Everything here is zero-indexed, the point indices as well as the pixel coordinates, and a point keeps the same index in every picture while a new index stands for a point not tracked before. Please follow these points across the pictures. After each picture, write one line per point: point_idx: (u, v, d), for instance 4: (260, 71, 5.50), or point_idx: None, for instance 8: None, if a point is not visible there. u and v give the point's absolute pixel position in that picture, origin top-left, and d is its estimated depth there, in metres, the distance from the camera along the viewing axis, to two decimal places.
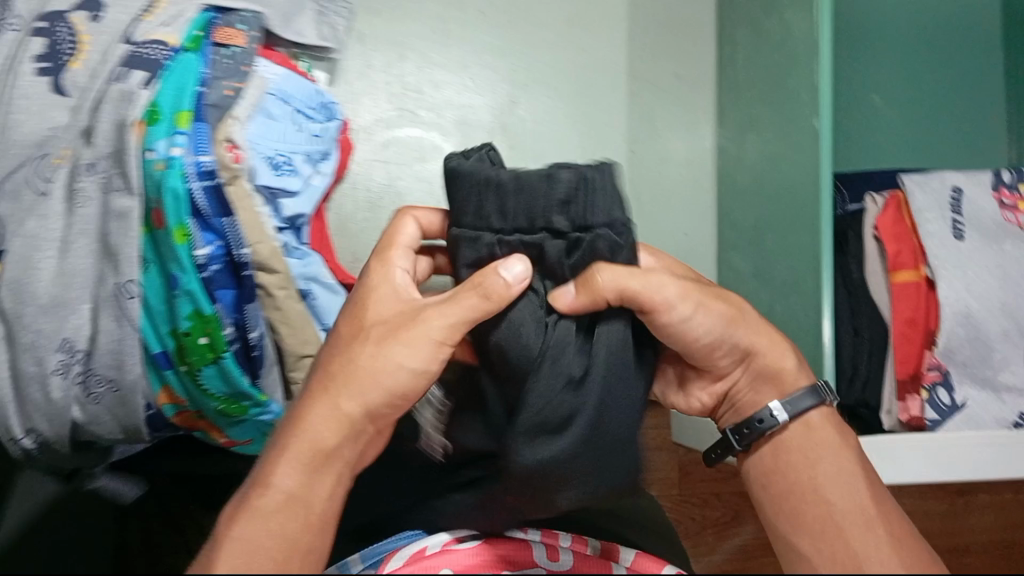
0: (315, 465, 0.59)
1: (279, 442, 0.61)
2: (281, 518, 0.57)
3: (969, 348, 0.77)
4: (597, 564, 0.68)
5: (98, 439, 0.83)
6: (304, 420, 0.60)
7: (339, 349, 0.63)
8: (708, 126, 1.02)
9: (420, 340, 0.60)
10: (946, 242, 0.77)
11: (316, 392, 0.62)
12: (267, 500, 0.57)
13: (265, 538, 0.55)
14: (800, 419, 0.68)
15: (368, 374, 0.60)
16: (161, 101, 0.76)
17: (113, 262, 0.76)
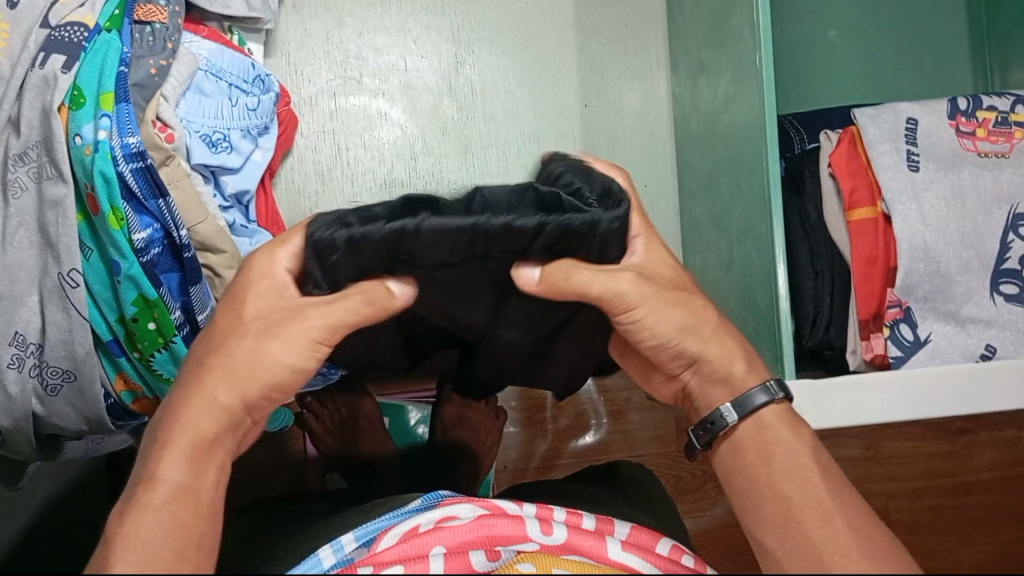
0: (197, 455, 0.49)
1: (155, 435, 0.50)
2: (175, 513, 0.47)
3: (929, 282, 0.77)
4: (591, 536, 0.65)
5: (63, 431, 0.85)
6: (181, 413, 0.50)
7: (211, 342, 0.52)
8: (661, 73, 1.02)
9: (299, 336, 0.50)
10: (900, 175, 0.78)
11: (190, 382, 0.52)
12: (154, 494, 0.47)
13: (150, 539, 0.45)
14: (750, 419, 0.56)
15: (243, 365, 0.51)
16: (84, 84, 0.73)
17: (54, 252, 0.75)
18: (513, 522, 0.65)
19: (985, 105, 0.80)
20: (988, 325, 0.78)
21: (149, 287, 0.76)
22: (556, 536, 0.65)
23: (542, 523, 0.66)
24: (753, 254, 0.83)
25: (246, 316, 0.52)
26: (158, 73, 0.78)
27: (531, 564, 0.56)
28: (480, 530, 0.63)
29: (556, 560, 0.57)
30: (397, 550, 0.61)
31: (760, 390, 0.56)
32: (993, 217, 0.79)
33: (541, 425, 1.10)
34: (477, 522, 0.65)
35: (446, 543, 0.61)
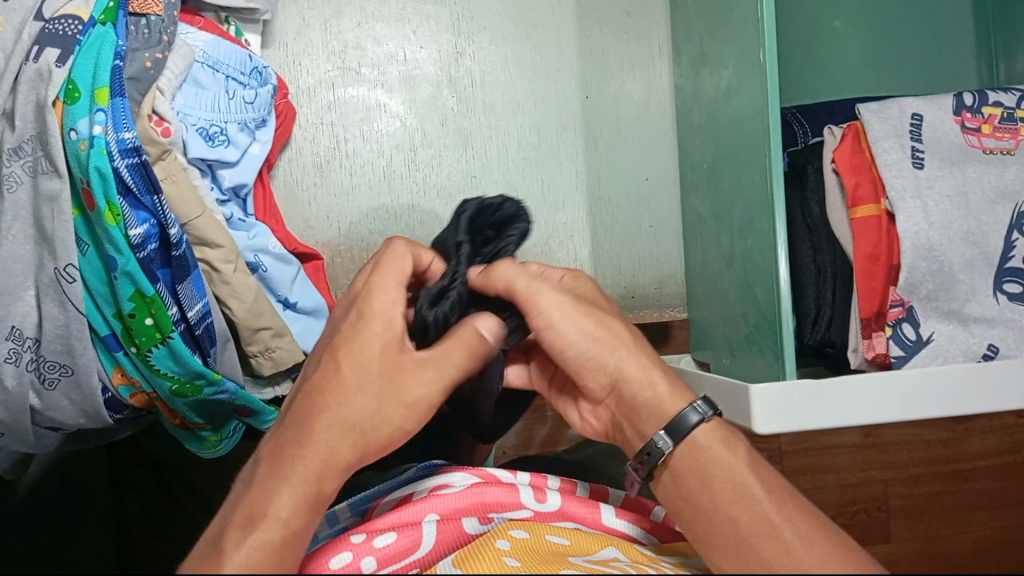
0: (307, 503, 0.47)
1: (260, 474, 0.48)
2: (273, 554, 0.45)
3: (932, 281, 0.77)
4: (585, 504, 0.67)
5: (61, 425, 0.85)
6: (289, 456, 0.48)
7: (317, 391, 0.50)
8: (662, 64, 1.00)
9: (419, 406, 0.52)
10: (904, 171, 0.77)
11: (292, 424, 0.49)
12: (262, 531, 0.45)
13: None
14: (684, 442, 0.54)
15: (344, 412, 0.50)
16: (79, 78, 0.72)
17: (50, 246, 0.75)
18: (507, 489, 0.66)
19: (991, 100, 0.80)
20: (991, 324, 0.77)
21: (146, 282, 0.75)
22: (550, 503, 0.66)
23: (535, 489, 0.67)
24: (754, 250, 0.83)
25: (348, 373, 0.51)
26: (154, 67, 0.77)
27: (525, 531, 0.59)
28: (473, 497, 0.64)
29: (550, 528, 0.60)
30: (390, 516, 0.61)
31: (688, 413, 0.54)
32: (997, 214, 0.78)
33: (542, 412, 1.10)
34: (470, 489, 0.65)
35: (440, 511, 0.62)
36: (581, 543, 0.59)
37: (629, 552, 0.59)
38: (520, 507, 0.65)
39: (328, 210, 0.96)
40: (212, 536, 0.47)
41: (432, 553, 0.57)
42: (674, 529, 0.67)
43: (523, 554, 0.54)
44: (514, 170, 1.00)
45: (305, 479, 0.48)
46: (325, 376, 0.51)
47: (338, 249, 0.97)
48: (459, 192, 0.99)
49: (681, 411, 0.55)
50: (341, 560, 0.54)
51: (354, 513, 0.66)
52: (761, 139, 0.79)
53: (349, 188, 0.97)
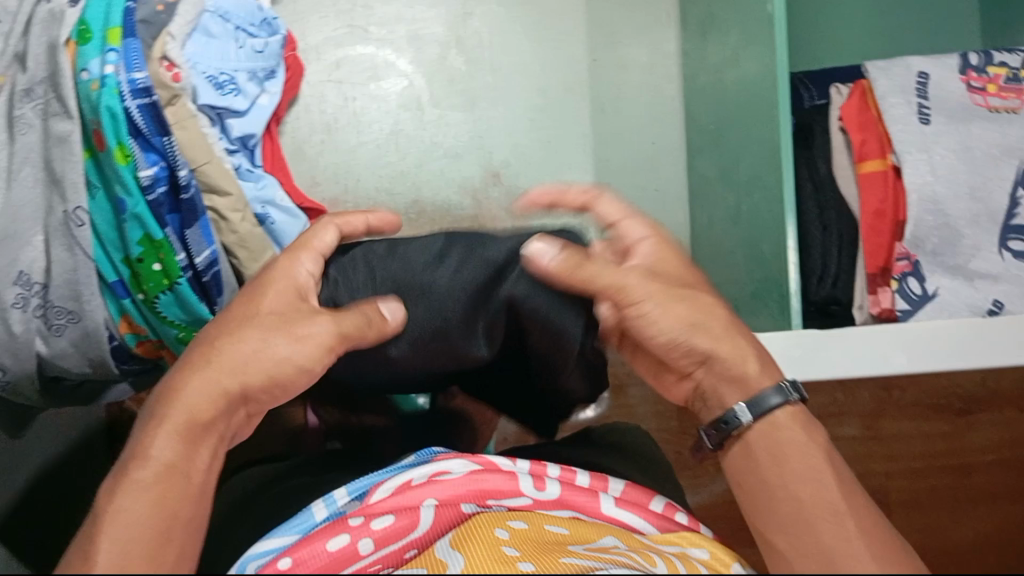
0: (190, 440, 0.47)
1: (144, 416, 0.49)
2: (166, 484, 0.45)
3: (938, 235, 0.77)
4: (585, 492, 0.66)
5: (66, 375, 0.85)
6: (175, 391, 0.49)
7: (221, 327, 0.53)
8: (669, 31, 1.01)
9: (308, 335, 0.52)
10: (910, 127, 0.78)
11: (187, 364, 0.51)
12: (142, 472, 0.45)
13: (138, 509, 0.43)
14: (762, 422, 0.53)
15: (246, 355, 0.51)
16: (91, 19, 0.73)
17: (60, 189, 0.75)
18: (506, 476, 0.65)
19: (996, 60, 0.80)
20: (996, 280, 0.77)
21: (156, 227, 0.75)
22: (549, 491, 0.65)
23: (535, 477, 0.66)
24: (761, 205, 0.83)
25: (262, 306, 0.54)
26: (166, 11, 0.78)
27: (523, 521, 0.61)
28: (472, 484, 0.63)
29: (548, 518, 0.62)
30: (389, 500, 0.61)
31: (770, 394, 0.53)
32: (1003, 170, 0.78)
33: None
34: (469, 476, 0.64)
35: (440, 496, 0.62)
36: (580, 532, 0.61)
37: (627, 540, 0.61)
38: (519, 495, 0.64)
39: (336, 167, 0.97)
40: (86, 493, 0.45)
41: (431, 534, 0.59)
42: (677, 518, 0.67)
43: (522, 544, 0.58)
44: (521, 133, 1.00)
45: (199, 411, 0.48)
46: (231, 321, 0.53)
47: (343, 206, 0.97)
48: (466, 153, 0.99)
49: (763, 390, 0.54)
50: (338, 543, 0.56)
51: (352, 498, 0.64)
52: (769, 95, 0.79)
53: (356, 146, 0.97)
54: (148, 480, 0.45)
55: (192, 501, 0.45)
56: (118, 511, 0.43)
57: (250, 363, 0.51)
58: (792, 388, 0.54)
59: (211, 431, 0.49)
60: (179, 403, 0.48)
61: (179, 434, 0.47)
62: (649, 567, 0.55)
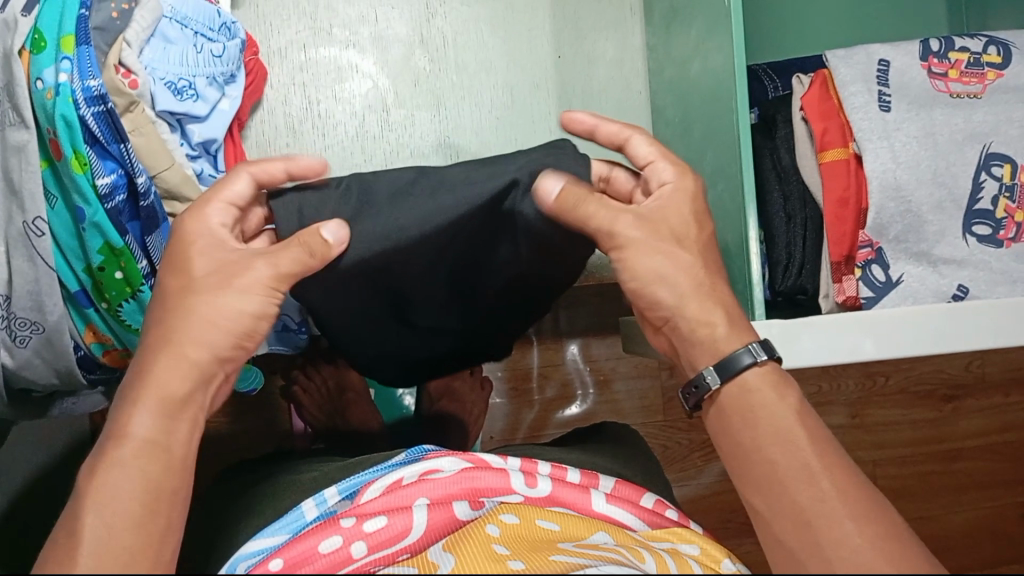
0: (167, 412, 0.52)
1: (123, 394, 0.53)
2: (139, 464, 0.50)
3: (902, 223, 0.77)
4: (575, 492, 0.66)
5: (35, 386, 0.86)
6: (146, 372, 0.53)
7: (164, 306, 0.55)
8: (635, 25, 1.01)
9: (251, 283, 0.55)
10: (872, 114, 0.77)
11: (149, 345, 0.54)
12: (125, 446, 0.50)
13: (114, 490, 0.49)
14: (734, 382, 0.57)
15: (200, 327, 0.54)
16: (45, 28, 0.72)
17: (18, 200, 0.75)
18: (498, 474, 0.65)
19: (958, 46, 0.81)
20: (961, 265, 0.77)
21: (114, 234, 0.75)
22: (540, 488, 0.65)
23: (526, 475, 0.66)
24: (724, 197, 0.83)
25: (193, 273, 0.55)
26: (121, 17, 0.77)
27: (515, 516, 0.60)
28: (464, 482, 0.63)
29: (540, 513, 0.62)
30: (379, 500, 0.61)
31: (744, 354, 0.57)
32: (966, 155, 0.78)
33: (528, 396, 1.16)
34: (461, 474, 0.64)
35: (430, 495, 0.62)
36: (572, 528, 0.60)
37: (620, 537, 0.60)
38: (511, 492, 0.64)
39: None
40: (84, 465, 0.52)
41: (424, 539, 0.58)
42: (667, 514, 0.68)
43: (512, 541, 0.56)
44: (489, 131, 1.00)
45: (170, 385, 0.52)
46: (173, 298, 0.54)
47: None
48: (434, 153, 0.99)
49: (739, 350, 0.57)
50: (331, 545, 0.55)
51: (343, 497, 0.64)
52: (729, 86, 0.79)
53: (323, 149, 0.97)
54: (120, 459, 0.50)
55: (171, 471, 0.51)
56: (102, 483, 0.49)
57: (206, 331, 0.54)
58: (761, 350, 0.58)
59: (188, 404, 0.53)
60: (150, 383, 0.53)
61: (154, 406, 0.52)
62: (639, 564, 0.54)
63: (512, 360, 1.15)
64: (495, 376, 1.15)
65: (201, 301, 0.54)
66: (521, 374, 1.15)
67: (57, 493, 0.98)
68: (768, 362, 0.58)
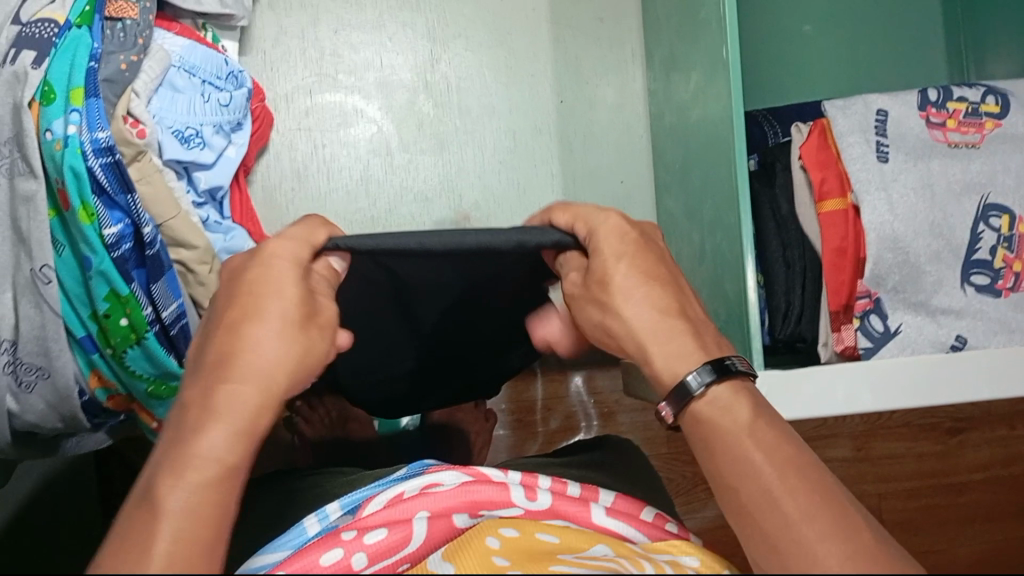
0: (240, 440, 0.43)
1: (180, 413, 0.44)
2: (210, 503, 0.41)
3: (899, 273, 0.77)
4: (574, 505, 0.65)
5: (39, 431, 0.86)
6: (216, 390, 0.44)
7: (224, 331, 0.47)
8: (636, 68, 1.02)
9: (327, 323, 0.50)
10: (869, 165, 0.78)
11: (212, 360, 0.45)
12: (198, 471, 0.41)
13: (186, 521, 0.40)
14: (690, 415, 0.52)
15: (276, 362, 0.46)
16: (54, 80, 0.73)
17: (27, 247, 0.76)
18: (497, 488, 0.65)
19: (956, 96, 0.82)
20: (959, 315, 0.78)
21: (120, 282, 0.77)
22: (540, 501, 0.65)
23: (526, 489, 0.66)
24: (723, 245, 0.83)
25: (265, 292, 0.48)
26: (130, 69, 0.78)
27: (514, 529, 0.57)
28: (463, 496, 0.64)
29: (540, 526, 0.59)
30: (380, 514, 0.62)
31: (690, 379, 0.51)
32: (963, 205, 0.79)
33: (533, 428, 1.16)
34: (460, 488, 0.65)
35: (431, 508, 0.62)
36: (571, 541, 0.57)
37: (620, 549, 0.57)
38: (511, 505, 0.64)
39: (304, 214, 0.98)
40: (131, 496, 0.42)
41: (423, 548, 0.57)
42: (668, 527, 0.66)
43: (512, 553, 0.53)
44: (491, 174, 1.01)
45: (247, 405, 0.44)
46: (234, 317, 0.47)
47: None
48: (436, 196, 1.00)
49: (683, 376, 0.51)
50: (332, 557, 0.55)
51: (345, 512, 0.65)
52: (728, 134, 0.80)
53: (326, 192, 0.98)
54: (184, 492, 0.40)
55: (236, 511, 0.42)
56: (177, 510, 0.40)
57: (280, 347, 0.46)
58: (707, 372, 0.50)
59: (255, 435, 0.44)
60: (225, 403, 0.44)
61: (232, 428, 0.43)
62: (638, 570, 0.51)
63: (515, 393, 1.15)
64: (498, 409, 1.15)
65: (277, 326, 0.47)
66: (526, 406, 1.16)
67: (58, 530, 0.98)
68: (733, 376, 0.51)
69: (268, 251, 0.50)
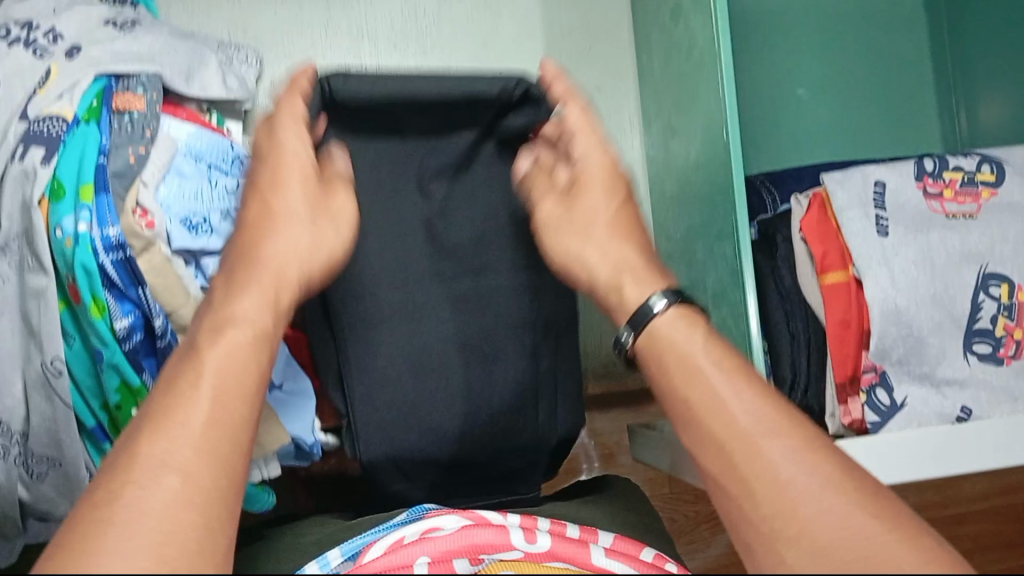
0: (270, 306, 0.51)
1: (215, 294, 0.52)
2: (231, 393, 0.45)
3: (903, 346, 0.78)
4: (578, 547, 0.64)
5: (49, 516, 0.87)
6: (247, 278, 0.52)
7: (243, 235, 0.57)
8: (635, 134, 1.03)
9: (340, 213, 0.62)
10: (870, 240, 0.79)
11: (237, 250, 0.55)
12: (239, 328, 0.49)
13: (233, 368, 0.47)
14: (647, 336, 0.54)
15: (290, 251, 0.56)
16: (64, 176, 0.74)
17: (37, 340, 0.77)
18: (498, 529, 0.64)
19: (951, 166, 0.83)
20: (963, 386, 0.79)
21: (131, 374, 0.78)
22: (542, 544, 0.63)
23: (527, 531, 0.65)
24: (728, 319, 0.84)
25: (286, 189, 0.60)
26: (139, 161, 0.78)
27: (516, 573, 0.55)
28: (463, 539, 0.62)
29: (542, 569, 0.56)
30: (381, 560, 0.60)
31: (652, 303, 0.55)
32: (964, 276, 0.80)
33: None
34: (462, 531, 0.63)
35: (431, 553, 0.60)
36: None
37: None
38: (512, 548, 0.62)
39: None
40: (172, 363, 0.48)
41: None
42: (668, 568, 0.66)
43: None
44: None
45: (271, 286, 0.53)
46: (260, 218, 0.57)
47: None
48: None
49: (647, 302, 0.55)
50: None
51: (345, 558, 0.64)
52: (730, 211, 0.81)
53: None
54: (220, 353, 0.47)
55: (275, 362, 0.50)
56: (226, 354, 0.47)
57: (295, 238, 0.57)
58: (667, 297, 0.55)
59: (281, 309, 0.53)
60: (254, 290, 0.52)
61: (262, 296, 0.51)
62: None
63: None
64: None
65: (294, 223, 0.57)
66: None
67: None
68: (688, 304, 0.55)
69: (276, 153, 0.60)
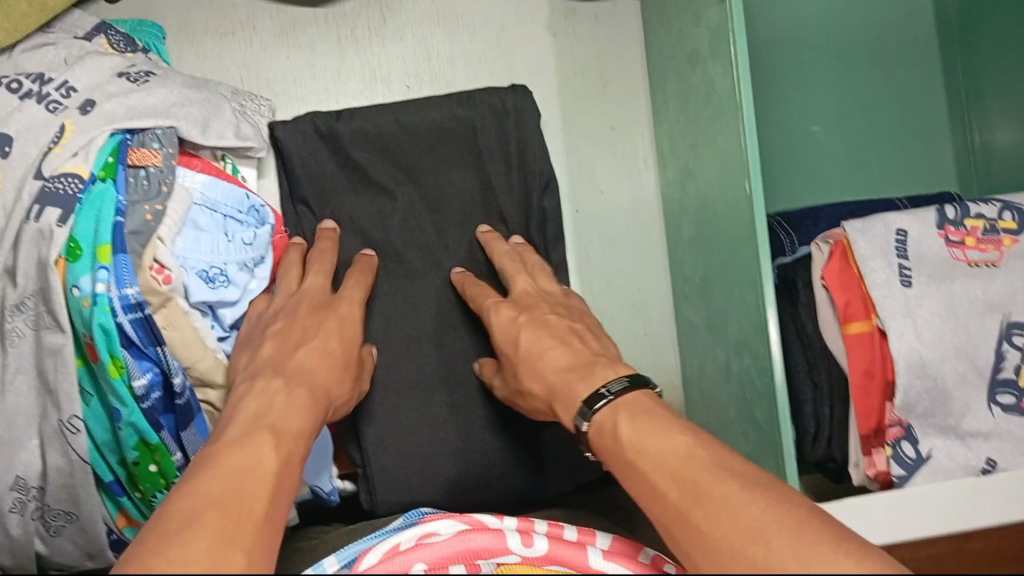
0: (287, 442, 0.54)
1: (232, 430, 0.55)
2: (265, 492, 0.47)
3: (927, 399, 0.78)
4: (575, 550, 0.59)
5: (67, 566, 0.87)
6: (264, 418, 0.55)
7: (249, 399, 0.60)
8: (650, 173, 1.03)
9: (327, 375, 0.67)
10: (893, 291, 0.79)
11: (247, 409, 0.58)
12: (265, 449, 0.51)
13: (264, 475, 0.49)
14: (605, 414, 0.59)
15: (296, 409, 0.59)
16: (81, 236, 0.73)
17: (54, 398, 0.76)
18: (492, 533, 0.59)
19: (972, 213, 0.82)
20: (987, 438, 0.79)
21: (150, 432, 0.77)
22: (538, 547, 0.59)
23: (522, 535, 0.60)
24: (751, 369, 0.84)
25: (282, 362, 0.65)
26: (156, 218, 0.77)
27: None
28: (460, 545, 0.57)
29: None
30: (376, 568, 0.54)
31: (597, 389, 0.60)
32: (986, 326, 0.80)
33: None
34: (456, 536, 0.58)
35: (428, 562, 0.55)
36: None
37: None
38: (508, 552, 0.58)
39: None
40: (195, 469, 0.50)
41: None
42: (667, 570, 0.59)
43: None
44: None
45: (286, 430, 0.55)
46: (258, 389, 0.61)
47: None
48: None
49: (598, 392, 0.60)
50: None
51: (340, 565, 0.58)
52: (752, 262, 0.80)
53: None
54: (250, 456, 0.49)
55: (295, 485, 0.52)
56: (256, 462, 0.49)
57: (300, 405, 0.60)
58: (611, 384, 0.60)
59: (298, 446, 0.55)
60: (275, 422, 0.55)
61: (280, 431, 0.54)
62: None
63: None
64: None
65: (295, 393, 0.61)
66: None
67: None
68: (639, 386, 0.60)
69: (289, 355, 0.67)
